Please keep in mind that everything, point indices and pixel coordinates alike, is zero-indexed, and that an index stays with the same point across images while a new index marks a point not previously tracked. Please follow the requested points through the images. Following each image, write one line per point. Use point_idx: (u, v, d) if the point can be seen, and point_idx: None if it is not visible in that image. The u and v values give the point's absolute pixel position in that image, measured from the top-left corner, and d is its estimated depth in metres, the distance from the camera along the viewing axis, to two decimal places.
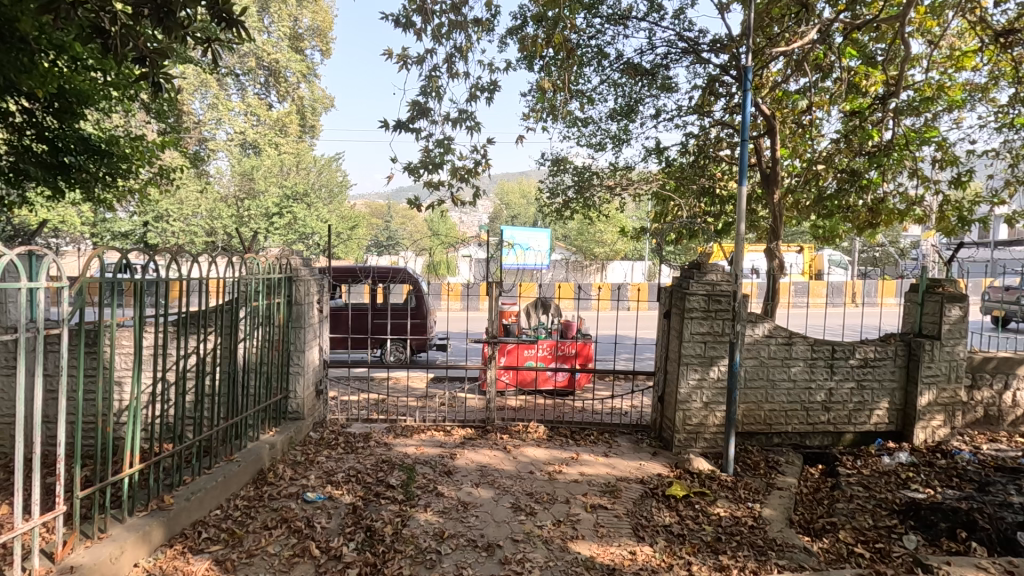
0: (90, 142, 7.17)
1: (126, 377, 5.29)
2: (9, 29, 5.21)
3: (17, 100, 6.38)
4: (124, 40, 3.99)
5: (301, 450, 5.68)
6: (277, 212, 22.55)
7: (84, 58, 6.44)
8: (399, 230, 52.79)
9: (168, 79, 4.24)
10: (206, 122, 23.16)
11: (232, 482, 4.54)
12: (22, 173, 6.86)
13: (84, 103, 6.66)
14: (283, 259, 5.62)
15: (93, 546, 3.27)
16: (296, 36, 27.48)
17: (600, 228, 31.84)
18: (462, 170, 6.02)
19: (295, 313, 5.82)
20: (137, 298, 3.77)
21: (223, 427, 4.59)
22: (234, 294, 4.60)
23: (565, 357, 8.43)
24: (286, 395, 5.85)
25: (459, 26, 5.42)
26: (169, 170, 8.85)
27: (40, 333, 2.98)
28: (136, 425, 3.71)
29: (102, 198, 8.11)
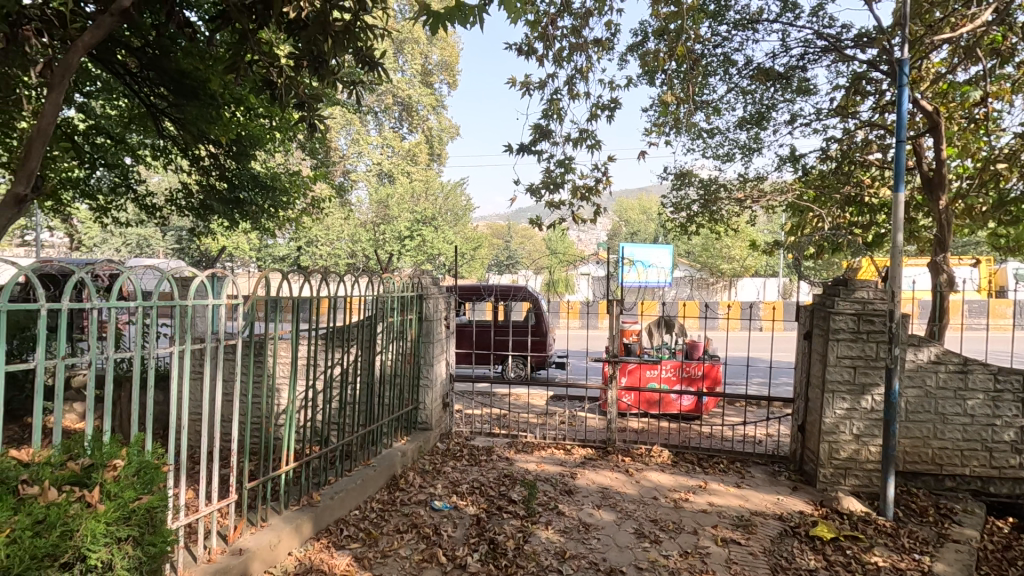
0: (259, 179, 8.22)
1: (284, 384, 5.96)
2: (203, 88, 6.25)
3: (207, 147, 7.58)
4: (289, 89, 4.60)
5: (429, 459, 5.98)
6: (409, 235, 24.30)
7: (256, 108, 7.46)
8: (519, 250, 54.19)
9: (323, 119, 4.79)
10: (350, 156, 25.81)
11: (369, 485, 4.91)
12: (208, 208, 8.18)
13: (255, 146, 7.71)
14: (415, 278, 6.01)
15: (257, 532, 3.71)
16: (426, 72, 29.73)
17: (728, 243, 30.13)
18: (583, 188, 6.06)
19: (425, 329, 6.20)
20: (294, 314, 4.26)
21: (361, 433, 4.99)
22: (374, 311, 5.01)
23: (691, 378, 8.02)
24: (416, 406, 6.22)
25: (579, 47, 5.51)
26: (320, 200, 9.89)
27: (221, 343, 3.51)
28: (291, 428, 4.17)
29: (267, 227, 9.26)
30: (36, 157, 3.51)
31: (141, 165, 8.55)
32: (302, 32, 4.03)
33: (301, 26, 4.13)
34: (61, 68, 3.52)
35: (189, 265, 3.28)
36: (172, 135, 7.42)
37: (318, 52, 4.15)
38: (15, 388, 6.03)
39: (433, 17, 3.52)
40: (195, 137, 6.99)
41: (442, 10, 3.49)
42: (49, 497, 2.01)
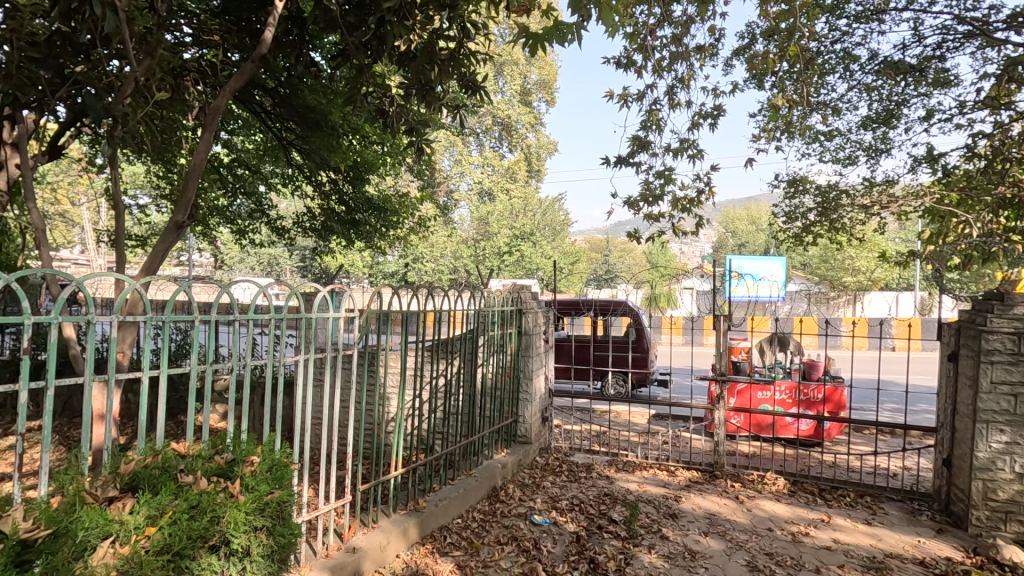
0: (373, 201, 8.85)
1: (393, 393, 6.30)
2: (325, 121, 6.88)
3: (328, 174, 8.29)
4: (400, 117, 4.93)
5: (528, 472, 6.02)
6: (508, 250, 24.77)
7: (370, 136, 8.07)
8: (618, 264, 53.25)
9: (430, 143, 5.07)
10: (453, 176, 26.99)
11: (471, 495, 5.03)
12: (328, 229, 8.92)
13: (369, 170, 8.32)
14: (515, 293, 6.13)
15: (369, 532, 3.94)
16: (525, 91, 30.45)
17: (851, 253, 27.52)
18: (684, 201, 5.88)
19: (525, 343, 6.28)
20: (402, 327, 4.51)
21: (464, 443, 5.14)
22: (475, 324, 5.17)
23: (810, 402, 7.37)
24: (516, 419, 6.30)
25: (680, 56, 5.38)
26: (426, 220, 10.43)
27: (339, 353, 3.80)
28: (400, 435, 4.40)
29: (378, 245, 9.91)
30: (191, 191, 3.94)
31: (273, 192, 9.53)
32: (412, 63, 4.32)
33: (410, 57, 4.43)
34: (212, 110, 4.03)
35: (313, 282, 3.61)
36: (299, 164, 8.21)
37: (426, 80, 4.42)
38: (173, 389, 6.95)
39: (531, 39, 3.63)
40: (317, 165, 7.69)
41: (540, 31, 3.57)
42: (200, 485, 2.28)
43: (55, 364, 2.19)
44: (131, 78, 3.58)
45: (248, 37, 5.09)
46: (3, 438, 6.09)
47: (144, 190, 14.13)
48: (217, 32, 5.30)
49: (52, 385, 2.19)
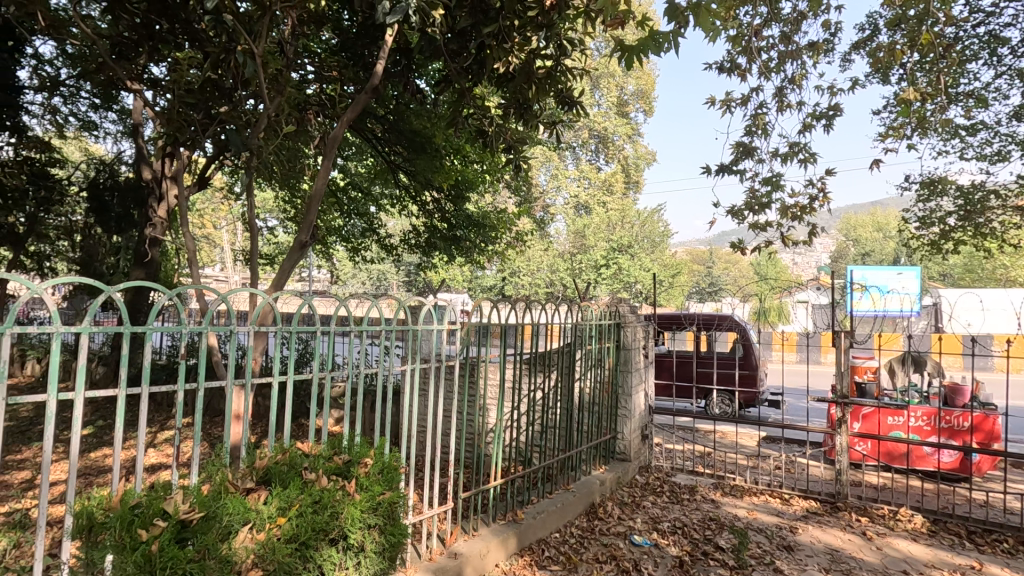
0: (472, 217, 9.17)
1: (492, 404, 6.43)
2: (429, 143, 7.28)
3: (431, 193, 8.73)
4: (498, 136, 5.10)
5: (628, 490, 5.86)
6: (605, 264, 24.51)
7: (470, 155, 8.39)
8: (723, 276, 50.64)
9: (527, 159, 5.18)
10: (549, 191, 27.30)
11: (569, 509, 4.99)
12: (431, 245, 9.35)
13: (469, 189, 8.64)
14: (612, 306, 6.04)
15: (470, 539, 4.05)
16: (622, 103, 30.14)
17: (1003, 261, 24.03)
18: (795, 208, 5.48)
19: (623, 357, 6.15)
20: (501, 340, 4.60)
21: (561, 457, 5.13)
22: (572, 338, 5.16)
23: (954, 431, 6.48)
24: (614, 435, 6.17)
25: (790, 55, 5.08)
26: (523, 234, 10.61)
27: (442, 364, 3.97)
28: (499, 446, 4.49)
29: (478, 260, 10.22)
30: (313, 214, 4.35)
31: (382, 212, 10.20)
32: (511, 84, 4.46)
33: (508, 78, 4.57)
34: (331, 139, 4.43)
35: (419, 295, 3.82)
36: (405, 185, 8.72)
37: (523, 99, 4.53)
38: (296, 394, 7.62)
39: (626, 51, 3.61)
40: (422, 186, 8.15)
41: (635, 43, 3.54)
42: (322, 482, 2.49)
43: (204, 369, 2.53)
44: (265, 115, 4.03)
45: (361, 71, 5.53)
46: (162, 431, 7.03)
47: (273, 214, 15.74)
48: (336, 69, 5.83)
49: (201, 387, 2.52)
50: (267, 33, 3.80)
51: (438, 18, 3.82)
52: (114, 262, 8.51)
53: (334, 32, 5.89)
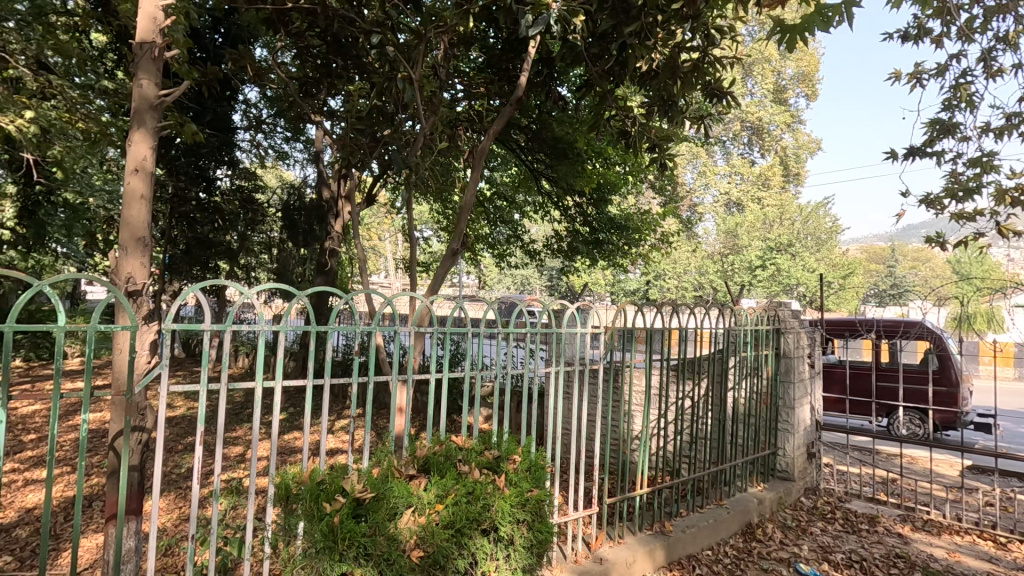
0: (615, 220, 9.02)
1: (637, 410, 6.27)
2: (571, 149, 7.35)
3: (573, 198, 8.79)
4: (642, 136, 4.98)
5: (791, 513, 5.33)
6: (761, 265, 22.62)
7: (612, 157, 8.27)
8: (909, 276, 43.80)
9: (673, 157, 4.98)
10: (697, 189, 25.98)
11: (723, 527, 4.67)
12: (574, 249, 9.38)
13: (611, 191, 8.52)
14: (771, 310, 5.54)
15: (616, 546, 3.99)
16: (780, 89, 27.64)
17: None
18: (1014, 192, 4.55)
19: (784, 366, 5.61)
20: (647, 344, 4.45)
21: (714, 471, 4.83)
22: (725, 344, 4.82)
23: None
24: (775, 451, 5.65)
25: (1002, 10, 4.25)
26: (669, 235, 10.21)
27: (587, 367, 3.96)
28: (645, 453, 4.37)
29: (621, 263, 10.05)
30: (464, 223, 4.63)
31: (526, 218, 10.51)
32: (654, 81, 4.34)
33: (652, 75, 4.44)
34: (479, 152, 4.69)
35: (564, 299, 3.87)
36: (548, 191, 8.90)
37: (668, 95, 4.37)
38: (450, 391, 8.17)
39: (787, 32, 3.29)
40: (565, 190, 8.23)
41: (797, 21, 3.22)
42: (475, 475, 2.66)
43: (372, 364, 2.83)
44: (421, 134, 4.41)
45: (506, 84, 5.77)
46: (339, 419, 7.99)
47: (428, 226, 17.09)
48: (483, 85, 6.16)
49: (371, 381, 2.82)
50: (423, 59, 4.15)
51: (579, 24, 3.85)
52: (301, 271, 9.87)
53: (481, 51, 6.23)
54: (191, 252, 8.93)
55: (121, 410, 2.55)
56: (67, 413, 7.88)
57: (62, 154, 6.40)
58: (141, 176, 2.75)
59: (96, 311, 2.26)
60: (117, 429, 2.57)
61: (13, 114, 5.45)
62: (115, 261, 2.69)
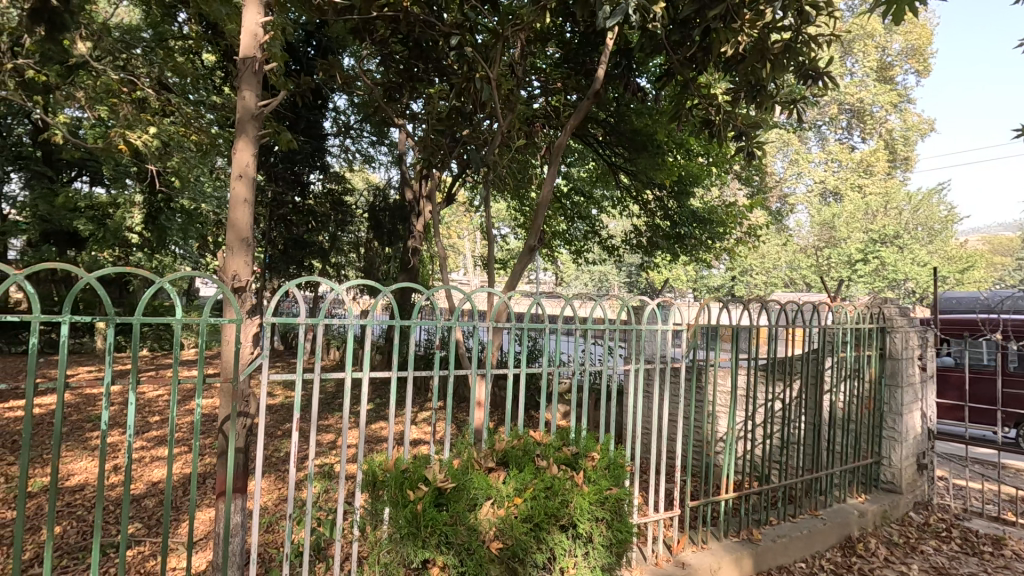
0: (697, 213, 8.67)
1: (722, 411, 6.00)
2: (651, 141, 7.14)
3: (653, 191, 8.54)
4: (727, 124, 4.74)
5: (898, 529, 4.88)
6: (862, 258, 20.91)
7: (695, 148, 7.93)
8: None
9: (762, 145, 4.71)
10: (788, 178, 24.48)
11: (819, 539, 4.36)
12: (655, 244, 9.11)
13: (694, 183, 8.19)
14: (874, 307, 5.09)
15: (699, 551, 3.85)
16: (885, 66, 25.37)
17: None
18: None
19: (890, 369, 5.14)
20: (733, 343, 4.22)
21: (808, 478, 4.52)
22: (821, 343, 4.49)
23: None
24: (878, 461, 5.19)
25: None
26: (757, 228, 9.68)
27: (668, 366, 3.82)
28: (731, 456, 4.17)
29: (704, 259, 9.65)
30: (541, 219, 4.64)
31: (604, 214, 10.36)
32: (740, 66, 4.12)
33: (739, 60, 4.22)
34: (556, 148, 4.66)
35: (644, 294, 3.75)
36: (626, 185, 8.72)
37: (757, 79, 4.13)
38: (528, 387, 8.24)
39: (893, 3, 3.00)
40: (644, 184, 8.02)
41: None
42: (554, 471, 2.66)
43: (452, 359, 2.90)
44: (499, 133, 4.46)
45: (584, 78, 5.70)
46: (422, 411, 8.30)
47: (507, 223, 17.33)
48: (560, 80, 6.13)
49: (450, 375, 2.89)
50: (500, 58, 4.20)
51: (659, 11, 3.73)
52: (385, 268, 10.32)
53: (559, 47, 6.20)
54: (288, 252, 9.83)
55: (229, 397, 2.79)
56: (185, 398, 8.77)
57: (179, 165, 7.10)
58: (245, 182, 2.98)
59: (206, 306, 2.48)
60: (226, 413, 2.81)
61: (140, 131, 6.11)
62: (223, 261, 2.94)
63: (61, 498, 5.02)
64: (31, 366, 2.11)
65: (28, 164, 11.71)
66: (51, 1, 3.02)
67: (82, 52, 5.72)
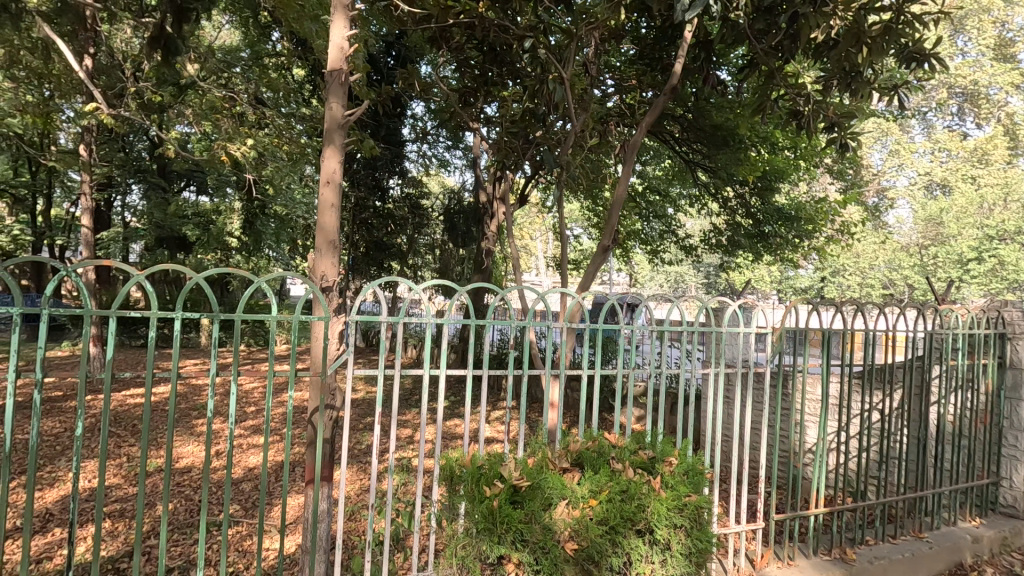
0: (783, 210, 8.18)
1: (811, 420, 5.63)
2: (732, 135, 6.84)
3: (734, 188, 8.16)
4: (817, 115, 4.45)
5: (1021, 559, 4.36)
6: (975, 257, 18.70)
7: (780, 141, 7.48)
8: None
9: (857, 136, 4.39)
10: (887, 170, 22.61)
11: (924, 564, 3.98)
12: (736, 243, 8.70)
13: (779, 179, 7.73)
14: (991, 311, 4.58)
15: (784, 568, 3.63)
16: (1004, 42, 22.79)
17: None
18: None
19: (1011, 380, 4.60)
20: (824, 348, 3.91)
21: (910, 496, 4.14)
22: (926, 350, 4.09)
23: None
24: (996, 483, 4.66)
25: None
26: (850, 225, 9.00)
27: (751, 371, 3.61)
28: (821, 469, 3.90)
29: (790, 258, 9.11)
30: (615, 218, 4.56)
31: (681, 212, 10.03)
32: (832, 53, 3.87)
33: (831, 45, 3.95)
34: (630, 146, 4.57)
35: (726, 295, 3.58)
36: (705, 183, 8.41)
37: (851, 65, 3.87)
38: (601, 389, 8.14)
39: None
40: (724, 180, 7.71)
41: None
42: (630, 474, 2.61)
43: (524, 358, 2.92)
44: (572, 133, 4.43)
45: (660, 73, 5.55)
46: (495, 409, 8.42)
47: (580, 224, 17.24)
48: (634, 77, 6.01)
49: (523, 374, 2.91)
50: (574, 58, 4.19)
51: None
52: (459, 269, 10.56)
53: (633, 43, 6.08)
54: (370, 254, 10.23)
55: (317, 390, 2.96)
56: (278, 391, 9.42)
57: (273, 173, 7.63)
58: (332, 188, 3.16)
59: (297, 303, 2.65)
60: (315, 405, 2.99)
61: (239, 142, 6.64)
62: (313, 261, 3.13)
63: (173, 478, 5.55)
64: (149, 357, 2.35)
65: (146, 177, 13.03)
66: (168, 29, 3.36)
67: (191, 74, 6.30)
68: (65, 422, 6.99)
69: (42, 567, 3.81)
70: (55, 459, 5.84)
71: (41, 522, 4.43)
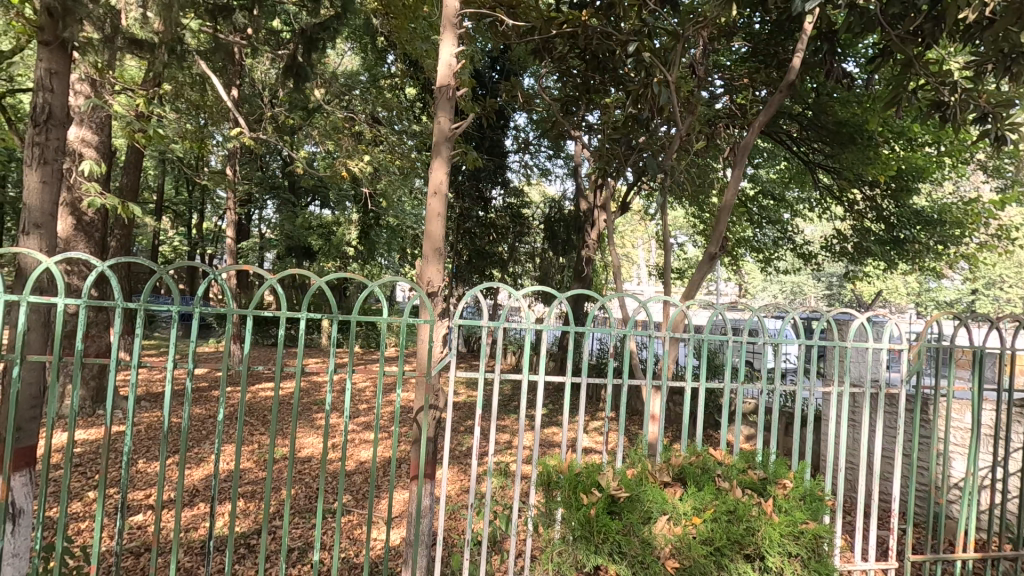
0: (923, 213, 7.26)
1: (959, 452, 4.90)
2: (860, 132, 6.20)
3: (863, 190, 7.37)
4: (965, 106, 3.93)
5: None
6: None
7: (920, 136, 6.65)
8: None
9: (1018, 127, 3.81)
10: None
11: None
12: (864, 250, 7.86)
13: (918, 178, 6.87)
14: None
15: None
16: None
17: None
18: None
19: None
20: (977, 370, 3.38)
21: None
22: None
23: None
24: None
25: None
26: (1010, 228, 7.78)
27: (882, 392, 3.20)
28: (973, 507, 3.37)
29: (931, 267, 8.06)
30: (723, 225, 4.31)
31: (799, 217, 9.31)
32: (985, 33, 3.42)
33: (985, 24, 3.49)
34: (740, 148, 4.32)
35: (852, 306, 3.21)
36: (828, 185, 7.70)
37: (1011, 46, 3.39)
38: (707, 404, 7.74)
39: None
40: (851, 181, 7.00)
41: None
42: (737, 494, 2.45)
43: (624, 367, 2.83)
44: (677, 137, 4.27)
45: (776, 69, 5.20)
46: (594, 419, 8.30)
47: (685, 231, 16.64)
48: (747, 76, 5.69)
49: (623, 384, 2.81)
50: (679, 60, 4.09)
51: None
52: (559, 277, 10.57)
53: (745, 40, 5.77)
54: (473, 262, 10.54)
55: (423, 390, 3.10)
56: (387, 391, 10.00)
57: (386, 186, 8.16)
58: (438, 198, 3.29)
59: (405, 307, 2.79)
60: (420, 405, 3.12)
61: (358, 159, 7.18)
62: (420, 268, 3.29)
63: (296, 466, 6.08)
64: (278, 353, 2.59)
65: (279, 193, 14.51)
66: (299, 59, 3.72)
67: (317, 98, 6.94)
68: (210, 409, 7.91)
69: (190, 536, 4.34)
70: (201, 441, 6.63)
71: (188, 497, 5.05)
